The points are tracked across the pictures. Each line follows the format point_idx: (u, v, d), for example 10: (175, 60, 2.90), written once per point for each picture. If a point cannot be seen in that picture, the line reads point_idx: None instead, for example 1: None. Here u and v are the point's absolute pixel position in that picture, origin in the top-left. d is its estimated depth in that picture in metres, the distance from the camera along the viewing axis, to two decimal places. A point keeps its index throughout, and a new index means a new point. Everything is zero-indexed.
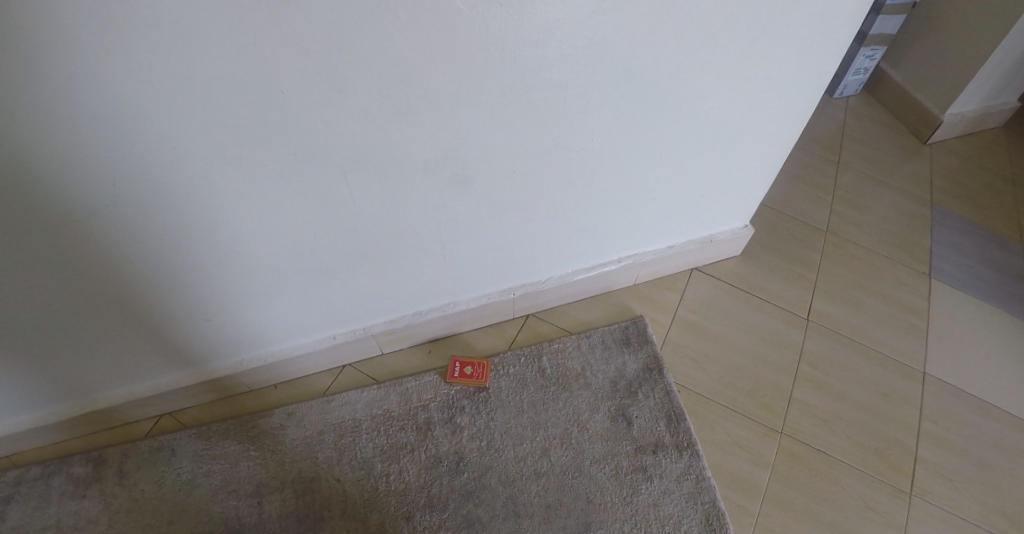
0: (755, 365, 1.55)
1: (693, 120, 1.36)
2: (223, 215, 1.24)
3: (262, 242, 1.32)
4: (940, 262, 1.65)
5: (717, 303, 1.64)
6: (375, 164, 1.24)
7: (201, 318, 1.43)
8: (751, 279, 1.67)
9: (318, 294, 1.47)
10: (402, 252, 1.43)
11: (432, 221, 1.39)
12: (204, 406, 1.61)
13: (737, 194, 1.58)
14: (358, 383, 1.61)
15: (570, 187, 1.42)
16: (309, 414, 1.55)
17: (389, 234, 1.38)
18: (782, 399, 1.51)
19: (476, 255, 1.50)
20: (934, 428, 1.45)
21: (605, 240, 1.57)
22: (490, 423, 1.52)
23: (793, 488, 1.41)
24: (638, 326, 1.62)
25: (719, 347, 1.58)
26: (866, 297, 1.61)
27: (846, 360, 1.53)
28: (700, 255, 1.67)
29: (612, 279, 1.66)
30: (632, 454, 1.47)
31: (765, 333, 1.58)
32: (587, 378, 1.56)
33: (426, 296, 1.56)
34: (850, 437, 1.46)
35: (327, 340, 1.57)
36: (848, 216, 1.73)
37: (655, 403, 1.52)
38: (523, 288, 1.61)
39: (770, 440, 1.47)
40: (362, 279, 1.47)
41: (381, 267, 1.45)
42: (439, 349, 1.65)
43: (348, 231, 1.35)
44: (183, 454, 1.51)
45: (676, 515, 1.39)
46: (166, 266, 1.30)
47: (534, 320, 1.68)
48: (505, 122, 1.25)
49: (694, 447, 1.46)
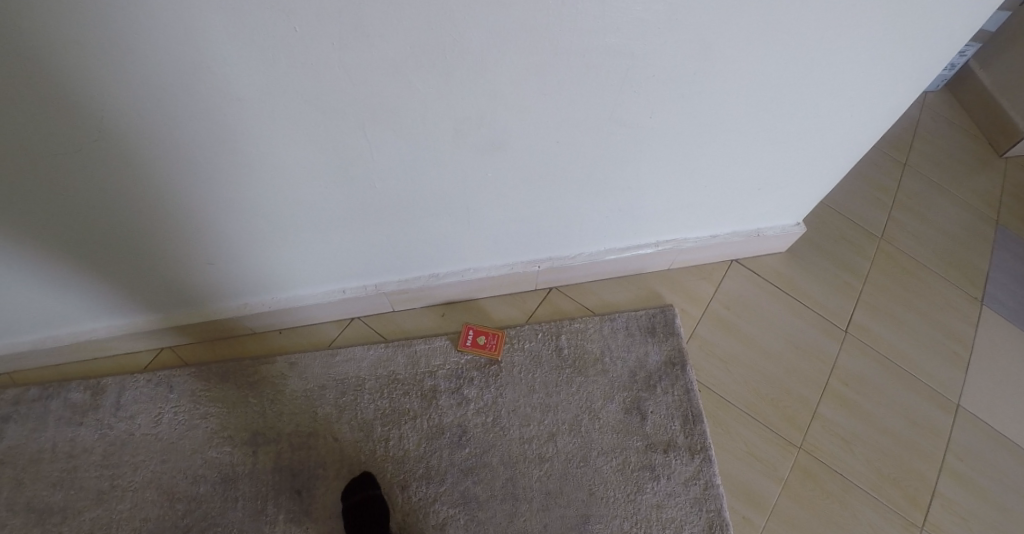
0: (782, 374, 1.48)
1: (769, 108, 1.19)
2: (239, 161, 1.14)
3: (275, 191, 1.22)
4: (995, 288, 1.56)
5: (752, 301, 1.55)
6: (406, 125, 1.12)
7: (206, 263, 1.34)
8: (792, 281, 1.57)
9: (331, 250, 1.37)
10: (423, 213, 1.31)
11: (458, 185, 1.25)
12: (206, 344, 1.55)
13: (796, 192, 1.44)
14: (366, 338, 1.55)
15: (618, 166, 1.26)
16: (312, 367, 1.50)
17: (411, 193, 1.26)
18: (806, 413, 1.45)
19: (502, 225, 1.37)
20: (957, 464, 1.40)
21: (645, 224, 1.44)
22: (498, 399, 1.46)
23: (802, 506, 1.37)
24: (666, 315, 1.52)
25: (747, 350, 1.51)
26: (910, 317, 1.53)
27: (877, 382, 1.47)
28: (743, 247, 1.56)
29: (643, 263, 1.55)
30: (642, 451, 1.41)
31: (799, 340, 1.51)
32: (605, 364, 1.48)
33: (445, 260, 1.46)
34: (870, 462, 1.41)
35: (335, 293, 1.49)
36: (906, 226, 1.63)
37: (674, 400, 1.45)
38: (548, 263, 1.50)
39: (788, 455, 1.41)
40: (377, 236, 1.35)
41: (400, 227, 1.34)
42: (453, 313, 1.57)
43: (366, 187, 1.23)
44: (181, 392, 1.47)
45: (678, 519, 1.36)
46: (174, 207, 1.20)
47: (556, 295, 1.58)
48: (555, 88, 1.09)
49: (708, 451, 1.41)
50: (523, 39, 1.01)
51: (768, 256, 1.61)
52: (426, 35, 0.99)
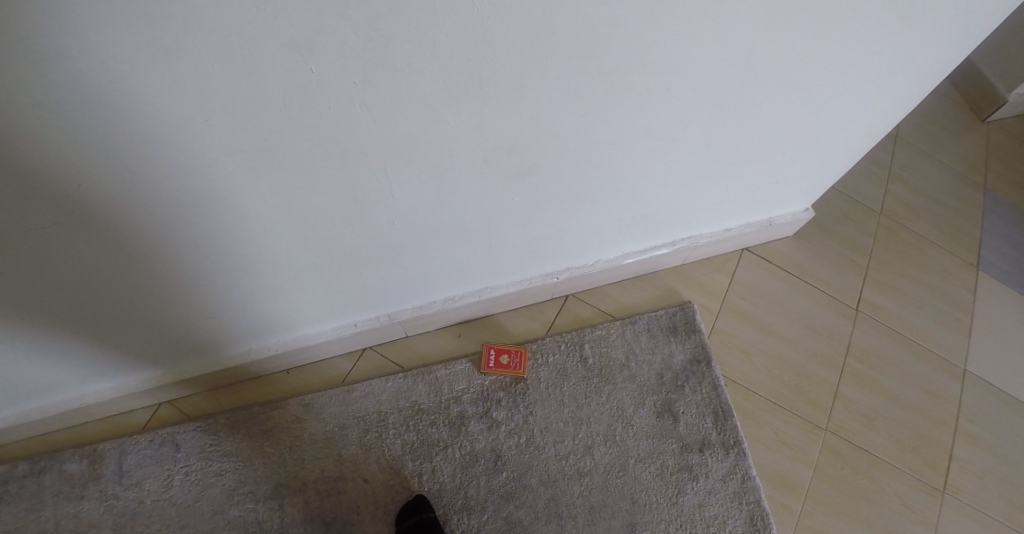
0: (801, 358, 1.52)
1: (797, 110, 1.16)
2: (247, 216, 1.04)
3: (281, 236, 1.10)
4: (988, 253, 1.64)
5: (766, 289, 1.59)
6: (429, 162, 1.02)
7: (206, 316, 1.23)
8: (801, 264, 1.61)
9: (342, 288, 1.28)
10: (440, 242, 1.23)
11: (481, 213, 1.18)
12: (208, 394, 1.45)
13: (809, 181, 1.44)
14: (382, 369, 1.48)
15: (644, 177, 1.23)
16: (328, 406, 1.43)
17: (427, 225, 1.17)
18: (828, 395, 1.49)
19: (523, 246, 1.33)
20: (970, 427, 1.47)
21: (662, 226, 1.43)
22: (529, 418, 1.43)
23: (833, 486, 1.41)
24: (686, 313, 1.54)
25: (765, 338, 1.54)
26: (913, 288, 1.59)
27: (891, 355, 1.53)
28: (755, 237, 1.58)
29: (660, 261, 1.55)
30: (678, 453, 1.41)
31: (815, 323, 1.55)
32: (632, 369, 1.48)
33: (462, 282, 1.39)
34: (891, 435, 1.46)
35: (346, 328, 1.41)
36: (902, 198, 1.70)
37: (703, 398, 1.46)
38: (567, 272, 1.47)
39: (814, 437, 1.45)
40: (391, 271, 1.27)
41: (415, 260, 1.26)
42: (470, 332, 1.51)
43: (382, 225, 1.13)
44: (189, 450, 1.39)
45: (721, 516, 1.36)
46: (172, 268, 1.09)
47: (573, 302, 1.56)
48: (592, 109, 1.02)
49: (741, 445, 1.42)
50: (568, 65, 0.93)
51: (776, 241, 1.64)
52: (464, 74, 0.90)
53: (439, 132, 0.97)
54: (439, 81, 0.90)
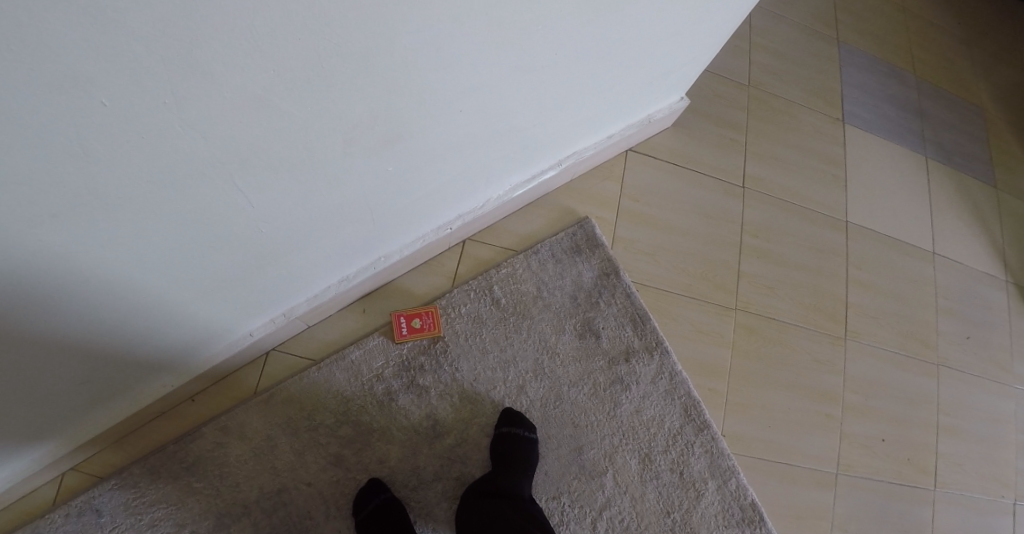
0: (702, 248, 1.60)
1: (654, 14, 1.15)
2: (94, 286, 0.93)
3: (138, 282, 0.97)
4: (850, 105, 1.90)
5: (655, 188, 1.63)
6: (276, 158, 0.90)
7: (82, 382, 1.12)
8: (684, 152, 1.69)
9: (224, 307, 1.17)
10: (313, 230, 1.11)
11: (351, 194, 1.08)
12: (112, 448, 1.39)
13: (682, 72, 1.49)
14: (292, 367, 1.41)
15: (529, 111, 1.20)
16: (248, 422, 1.38)
17: (294, 218, 1.05)
18: (731, 276, 1.59)
19: (408, 208, 1.24)
20: (859, 274, 1.68)
21: (547, 150, 1.38)
22: (456, 375, 1.40)
23: (751, 360, 1.53)
24: (586, 229, 1.53)
25: (664, 234, 1.59)
26: (791, 155, 1.77)
27: (778, 224, 1.68)
28: (637, 135, 1.61)
29: (550, 183, 1.51)
30: (607, 368, 1.44)
31: (709, 210, 1.64)
32: (545, 299, 1.46)
33: (353, 262, 1.30)
34: (794, 299, 1.61)
35: (241, 338, 1.32)
36: (769, 68, 1.88)
37: (619, 309, 1.48)
38: (459, 221, 1.39)
39: (727, 319, 1.55)
40: (271, 275, 1.16)
41: (295, 257, 1.16)
42: (374, 304, 1.44)
43: (247, 238, 1.02)
44: (113, 511, 1.34)
45: (658, 416, 1.43)
46: (28, 361, 0.97)
47: (472, 246, 1.49)
48: (453, 62, 0.96)
49: (663, 346, 1.47)
50: (425, 18, 0.86)
51: (656, 136, 1.70)
52: (303, 62, 0.80)
53: (294, 120, 0.87)
54: (287, 70, 0.80)
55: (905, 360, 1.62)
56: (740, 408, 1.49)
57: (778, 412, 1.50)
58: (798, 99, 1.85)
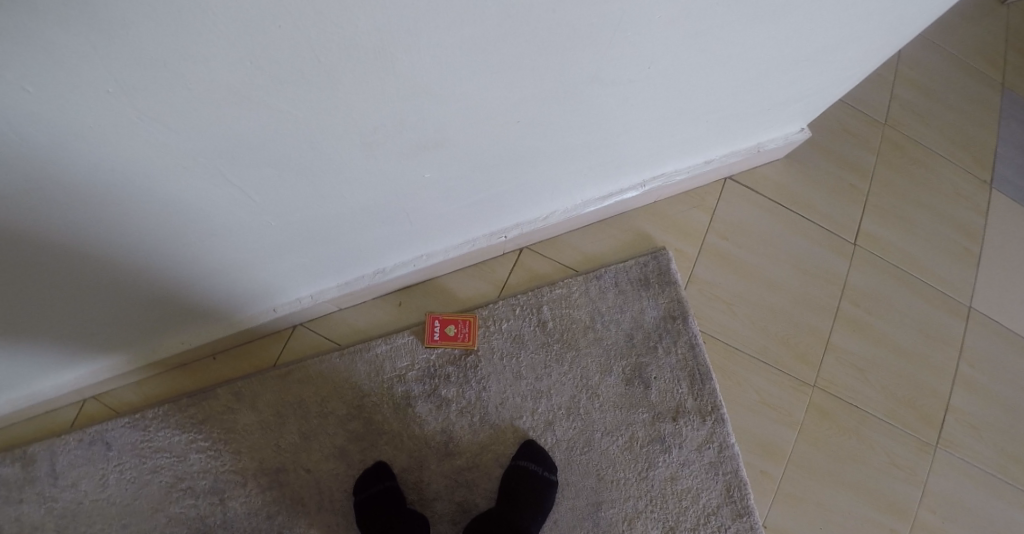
0: (792, 310, 1.51)
1: (773, 39, 0.95)
2: (102, 240, 0.85)
3: (139, 244, 0.88)
4: (1000, 168, 1.66)
5: (750, 225, 1.50)
6: (286, 159, 0.80)
7: (88, 326, 1.08)
8: (794, 193, 1.57)
9: (242, 284, 1.09)
10: (334, 228, 0.99)
11: (370, 198, 0.94)
12: (134, 386, 1.36)
13: (806, 101, 1.27)
14: (314, 347, 1.33)
15: (608, 125, 1.01)
16: (261, 394, 1.31)
17: (309, 216, 0.94)
18: (818, 347, 1.51)
19: (454, 214, 1.09)
20: (967, 371, 1.54)
21: (629, 169, 1.20)
22: (482, 395, 1.29)
23: (819, 448, 1.47)
24: (659, 261, 1.37)
25: (753, 284, 1.48)
26: (918, 218, 1.61)
27: (884, 295, 1.56)
28: (741, 164, 1.43)
29: (630, 203, 1.35)
30: (649, 423, 1.34)
31: (809, 266, 1.54)
32: (597, 331, 1.33)
33: (391, 257, 1.18)
34: (882, 386, 1.51)
35: (264, 314, 1.24)
36: (908, 108, 1.68)
37: (678, 361, 1.36)
38: (516, 230, 1.23)
39: (802, 396, 1.49)
40: (287, 262, 1.06)
41: (314, 250, 1.04)
42: (411, 299, 1.33)
43: (281, 227, 0.94)
44: (121, 448, 1.32)
45: (694, 489, 1.34)
46: (31, 296, 0.91)
47: (528, 255, 1.36)
48: (513, 67, 0.80)
49: (720, 412, 1.37)
50: (490, 13, 0.71)
51: (765, 167, 1.57)
52: (335, 51, 0.68)
53: (316, 111, 0.75)
54: (314, 53, 0.68)
55: (1000, 484, 1.48)
56: (791, 498, 1.45)
57: (836, 510, 1.45)
58: (940, 150, 1.66)
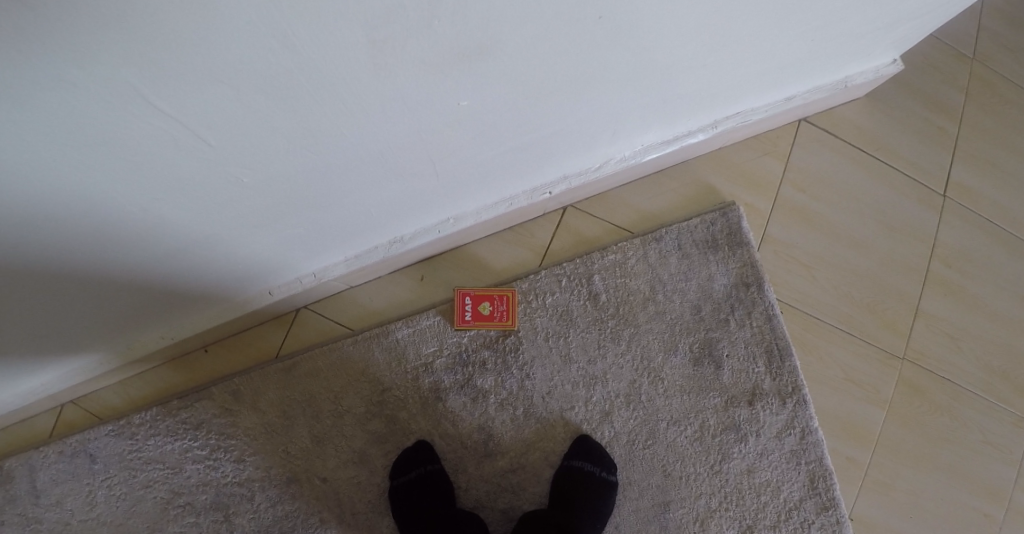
0: (877, 271, 1.30)
1: None
2: (42, 212, 0.64)
3: (64, 209, 0.64)
4: None
5: (827, 175, 1.30)
6: (255, 75, 0.55)
7: (28, 327, 0.85)
8: (876, 137, 1.36)
9: (218, 262, 0.86)
10: (327, 184, 0.75)
11: (388, 134, 0.70)
12: (118, 388, 1.16)
13: (913, 22, 1.05)
14: (323, 334, 1.12)
15: (701, 36, 0.75)
16: (263, 392, 1.11)
17: (288, 166, 0.69)
18: (907, 313, 1.30)
19: (489, 164, 0.84)
20: None
21: (704, 104, 0.98)
22: (526, 384, 1.08)
23: (908, 430, 1.28)
24: (728, 219, 1.16)
25: (834, 243, 1.28)
26: (1014, 163, 1.38)
27: (978, 253, 1.34)
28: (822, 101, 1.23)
29: (697, 148, 1.13)
30: (721, 409, 1.14)
31: (893, 221, 1.33)
32: (659, 304, 1.12)
33: (411, 224, 0.94)
34: (977, 358, 1.31)
35: (259, 296, 1.03)
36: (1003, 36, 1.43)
37: (753, 335, 1.15)
38: (564, 184, 0.98)
39: (889, 370, 1.29)
40: (268, 233, 0.82)
41: (302, 216, 0.81)
42: (435, 272, 1.12)
43: (271, 183, 0.71)
44: (108, 460, 1.13)
45: (774, 482, 1.14)
46: None
47: (572, 216, 1.14)
48: None
49: (801, 393, 1.16)
50: None
51: (843, 107, 1.36)
52: None
53: (307, 1, 0.51)
54: None
55: None
56: (878, 487, 1.26)
57: (927, 500, 1.26)
58: None
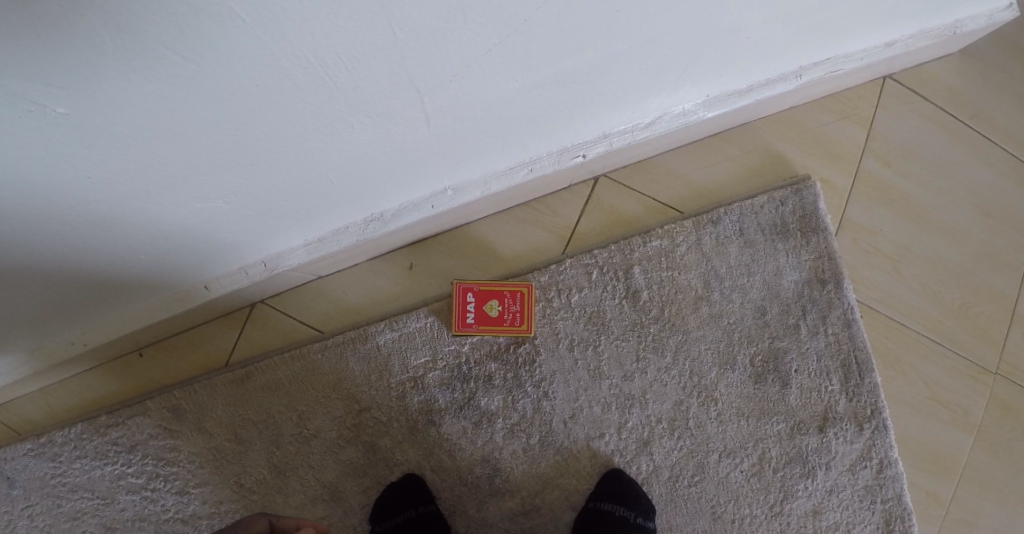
0: (971, 264, 1.05)
1: None
2: None
3: None
4: None
5: (917, 146, 1.05)
6: None
7: None
8: (972, 102, 1.07)
9: (105, 242, 0.59)
10: (242, 126, 0.48)
11: (352, 34, 0.42)
12: (34, 397, 0.90)
13: None
14: (288, 335, 0.88)
15: None
16: (211, 409, 0.88)
17: (163, 87, 0.42)
18: (1002, 317, 1.04)
19: (500, 105, 0.57)
20: None
21: (803, 39, 0.72)
22: (544, 404, 0.85)
23: (999, 459, 1.03)
24: (802, 199, 0.91)
25: (923, 231, 1.04)
26: None
27: None
28: (919, 53, 0.98)
29: (768, 105, 0.88)
30: (786, 437, 0.90)
31: (991, 203, 1.06)
32: (714, 305, 0.89)
33: (389, 198, 0.69)
34: None
35: (193, 293, 0.77)
36: None
37: (828, 345, 0.91)
38: (602, 145, 0.73)
39: (980, 386, 1.03)
40: (165, 200, 0.55)
41: (214, 178, 0.54)
42: (431, 259, 0.88)
43: (172, 118, 0.45)
44: (26, 486, 0.88)
45: (844, 526, 0.90)
46: None
47: (605, 190, 0.90)
48: None
49: (881, 416, 0.91)
50: None
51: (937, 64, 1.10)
52: None
53: None
54: None
55: None
56: (961, 527, 1.02)
57: None
58: None
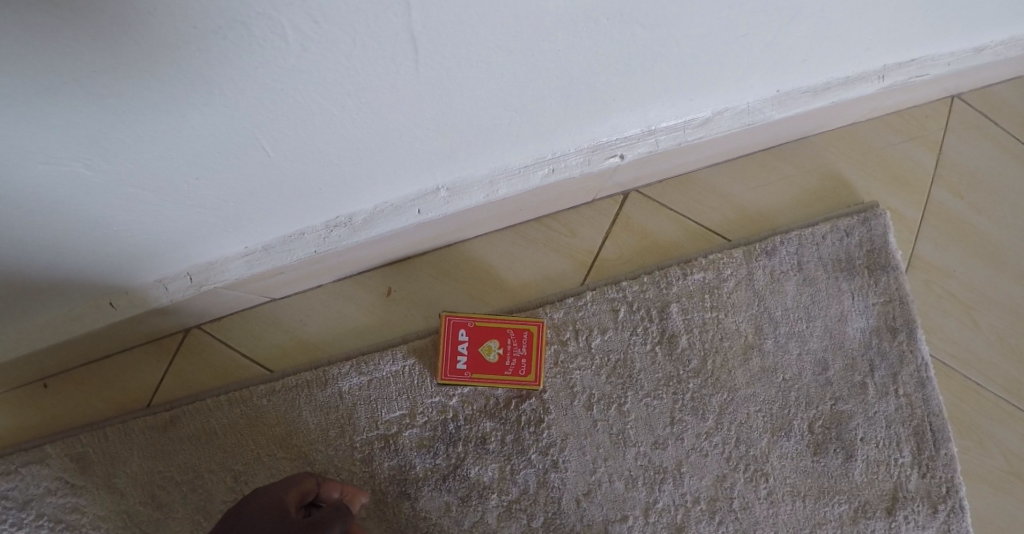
0: None
1: None
2: None
3: None
4: None
5: (997, 178, 0.89)
6: None
7: None
8: None
9: None
10: (107, 37, 0.30)
11: None
12: None
13: None
14: (233, 373, 0.70)
15: None
16: (123, 463, 0.68)
17: None
18: None
19: (517, 49, 0.39)
20: None
21: (907, 22, 0.56)
22: (550, 476, 0.67)
23: None
24: (871, 230, 0.75)
25: (1002, 275, 0.87)
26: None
27: None
28: (1004, 68, 0.83)
29: (837, 115, 0.72)
30: (849, 522, 0.70)
31: None
32: (766, 357, 0.72)
33: (359, 196, 0.51)
34: None
35: (96, 311, 0.58)
36: None
37: (899, 409, 0.73)
38: (643, 142, 0.56)
39: None
40: (15, 160, 0.37)
41: (93, 134, 0.36)
42: (417, 285, 0.71)
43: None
44: None
45: None
46: None
47: (636, 208, 0.73)
48: None
49: (958, 496, 0.72)
50: None
51: None
52: None
53: None
54: None
55: None
56: None
57: None
58: None
